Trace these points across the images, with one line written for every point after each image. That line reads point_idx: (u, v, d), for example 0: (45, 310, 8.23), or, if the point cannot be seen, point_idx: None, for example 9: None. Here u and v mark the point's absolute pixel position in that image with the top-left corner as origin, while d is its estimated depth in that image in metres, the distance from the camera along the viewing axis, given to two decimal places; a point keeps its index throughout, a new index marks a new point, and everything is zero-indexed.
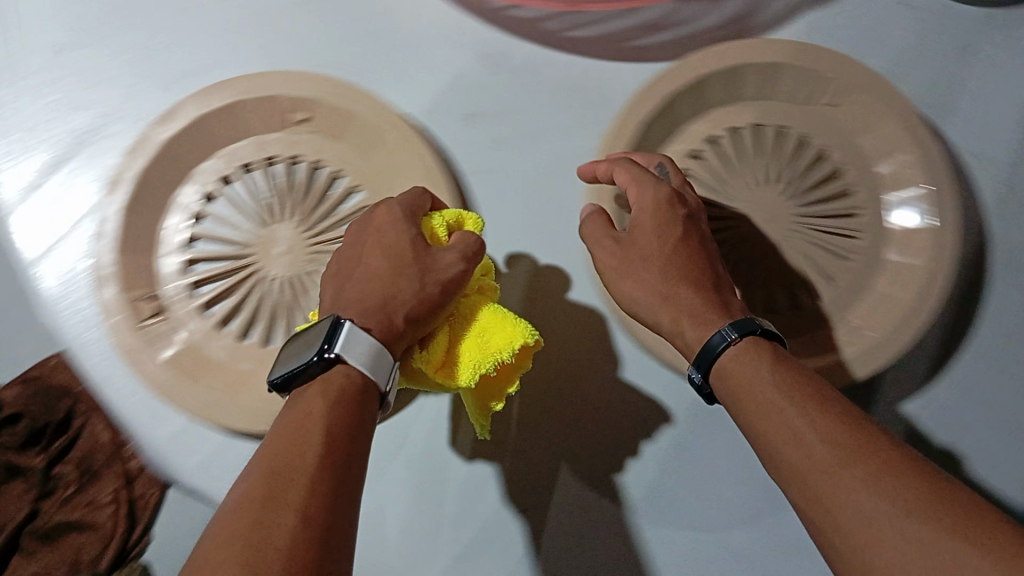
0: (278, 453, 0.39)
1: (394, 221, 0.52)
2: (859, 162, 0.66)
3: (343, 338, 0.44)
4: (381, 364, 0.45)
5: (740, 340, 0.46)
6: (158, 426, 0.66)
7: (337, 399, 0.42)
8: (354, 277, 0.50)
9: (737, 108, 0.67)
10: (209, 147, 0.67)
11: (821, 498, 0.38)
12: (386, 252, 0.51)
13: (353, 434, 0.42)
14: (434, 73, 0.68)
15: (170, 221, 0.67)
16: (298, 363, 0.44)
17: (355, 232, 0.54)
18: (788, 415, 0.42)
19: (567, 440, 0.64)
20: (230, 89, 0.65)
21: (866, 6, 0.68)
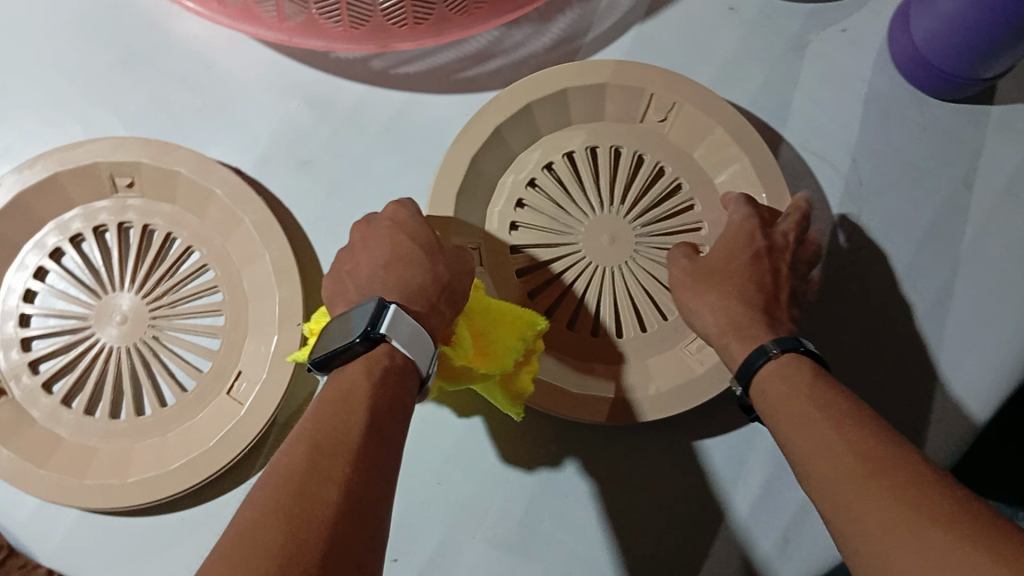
0: (330, 424, 0.38)
1: (418, 224, 0.53)
2: (695, 176, 0.65)
3: (387, 319, 0.44)
4: (421, 346, 0.45)
5: (781, 355, 0.48)
6: (13, 510, 0.64)
7: (386, 378, 0.42)
8: (373, 264, 0.50)
9: (568, 134, 0.66)
10: (37, 222, 0.65)
11: (846, 507, 0.38)
12: (399, 244, 0.51)
13: (395, 418, 0.41)
14: (262, 123, 0.67)
15: (1, 302, 0.65)
16: (340, 342, 0.43)
17: (360, 228, 0.53)
18: (820, 425, 0.42)
19: (437, 481, 0.64)
20: (51, 161, 0.63)
21: (687, 20, 0.69)
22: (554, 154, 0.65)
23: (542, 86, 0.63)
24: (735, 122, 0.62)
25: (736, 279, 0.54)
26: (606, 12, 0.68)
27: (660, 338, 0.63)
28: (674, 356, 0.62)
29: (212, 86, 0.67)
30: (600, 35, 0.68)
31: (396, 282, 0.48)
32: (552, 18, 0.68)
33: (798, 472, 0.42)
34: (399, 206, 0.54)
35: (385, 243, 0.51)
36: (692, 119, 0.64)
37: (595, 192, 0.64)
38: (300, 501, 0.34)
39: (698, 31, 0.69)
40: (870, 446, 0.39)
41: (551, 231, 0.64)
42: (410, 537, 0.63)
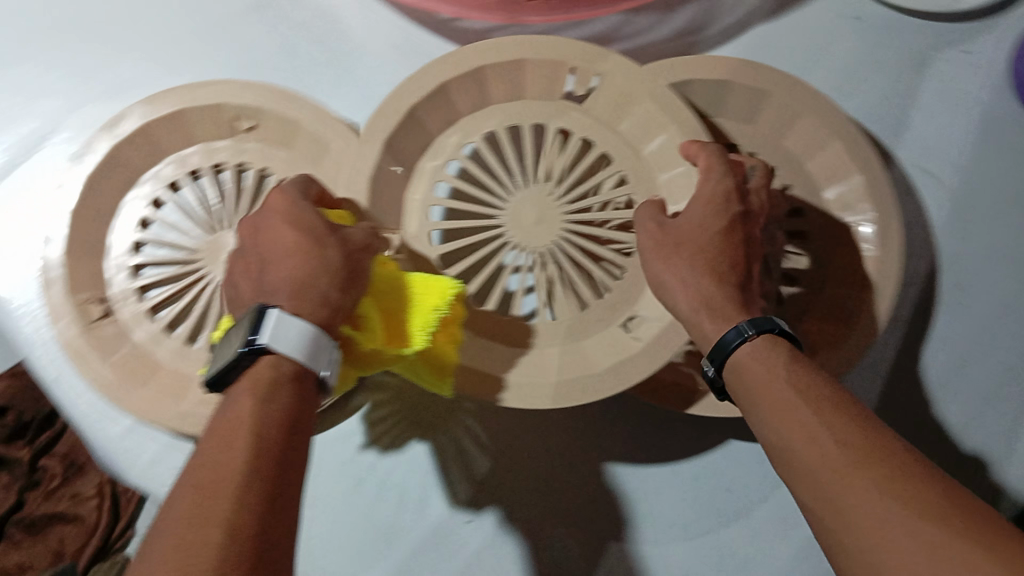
0: (214, 457, 0.37)
1: (253, 204, 0.50)
2: (809, 185, 0.66)
3: (262, 325, 0.43)
4: (315, 347, 0.44)
5: (756, 336, 0.48)
6: (104, 428, 0.66)
7: (264, 393, 0.41)
8: (268, 260, 0.47)
9: (530, 106, 0.61)
10: (157, 153, 0.67)
11: (830, 498, 0.39)
12: (296, 231, 0.48)
13: (286, 435, 0.40)
14: (382, 81, 0.69)
15: (117, 227, 0.67)
16: (228, 357, 0.43)
17: (230, 216, 0.50)
18: (802, 414, 0.43)
19: (525, 450, 0.67)
20: (174, 96, 0.65)
21: (810, 25, 0.69)
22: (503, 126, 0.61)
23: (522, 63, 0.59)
24: (679, 108, 0.58)
25: (712, 251, 0.52)
26: (732, 8, 0.68)
27: (588, 324, 0.57)
28: (614, 342, 0.56)
29: (336, 41, 0.69)
30: (723, 29, 0.68)
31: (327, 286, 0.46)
32: (676, 8, 0.68)
33: (778, 460, 0.43)
34: (273, 191, 0.51)
35: (268, 225, 0.48)
36: (627, 91, 0.59)
37: None
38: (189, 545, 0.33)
39: (820, 36, 0.69)
40: (852, 437, 0.40)
41: None
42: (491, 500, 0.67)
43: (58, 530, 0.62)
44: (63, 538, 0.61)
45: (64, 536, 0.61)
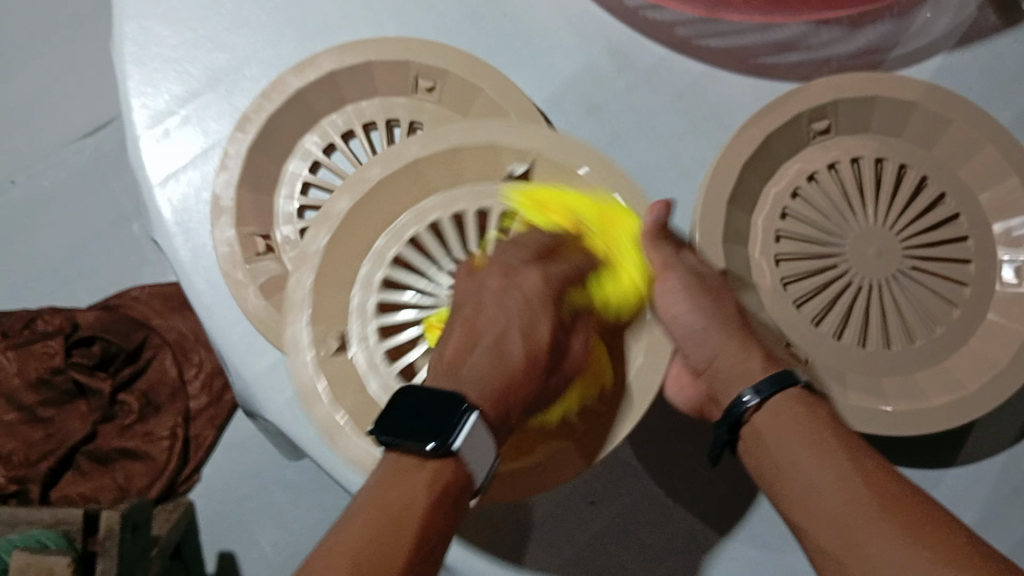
0: (399, 495, 0.43)
1: (544, 301, 0.54)
2: (980, 216, 0.65)
3: (459, 429, 0.45)
4: (479, 456, 0.46)
5: (776, 391, 0.51)
6: (253, 360, 0.68)
7: (443, 498, 0.44)
8: (486, 332, 0.53)
9: (480, 189, 0.58)
10: (339, 101, 0.68)
11: (861, 546, 0.44)
12: (523, 334, 0.53)
13: (443, 535, 0.44)
14: (563, 58, 0.70)
15: (290, 165, 0.69)
16: (412, 437, 0.44)
17: (465, 278, 0.56)
18: (828, 469, 0.47)
19: (654, 442, 0.68)
20: (369, 48, 0.66)
21: (995, 61, 0.69)
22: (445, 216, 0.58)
23: (397, 157, 0.56)
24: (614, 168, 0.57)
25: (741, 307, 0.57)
26: (918, 33, 0.69)
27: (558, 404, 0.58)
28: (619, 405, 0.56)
29: (523, 13, 0.70)
30: (907, 54, 0.69)
31: (495, 377, 0.50)
32: (862, 27, 0.70)
33: (803, 510, 0.48)
34: (529, 273, 0.55)
35: (508, 324, 0.53)
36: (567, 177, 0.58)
37: (871, 200, 0.64)
38: (384, 566, 0.40)
39: (1003, 74, 0.69)
40: (867, 482, 0.46)
41: (820, 229, 0.65)
42: (615, 485, 0.68)
43: (136, 463, 0.95)
44: (140, 470, 0.95)
45: (142, 468, 0.95)
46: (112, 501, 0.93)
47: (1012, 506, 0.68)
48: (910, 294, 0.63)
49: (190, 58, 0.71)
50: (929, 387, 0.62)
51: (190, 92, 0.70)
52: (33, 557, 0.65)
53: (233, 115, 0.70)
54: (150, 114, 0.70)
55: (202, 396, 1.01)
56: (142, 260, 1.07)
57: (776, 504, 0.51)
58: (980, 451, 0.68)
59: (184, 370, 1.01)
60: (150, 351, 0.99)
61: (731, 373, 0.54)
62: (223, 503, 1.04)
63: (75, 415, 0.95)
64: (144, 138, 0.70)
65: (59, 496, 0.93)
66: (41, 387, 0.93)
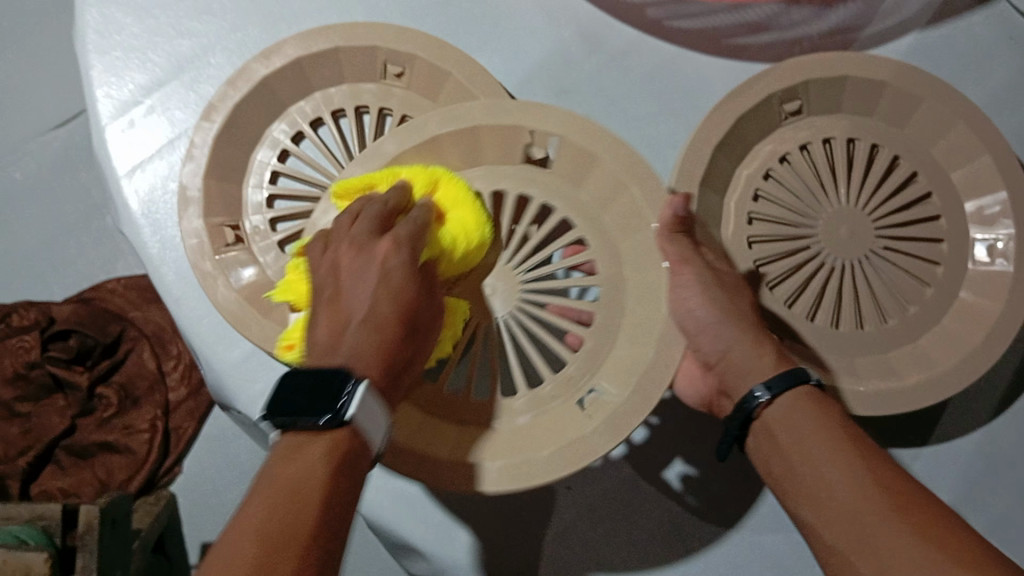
0: (297, 471, 0.42)
1: (402, 269, 0.50)
2: (953, 194, 0.65)
3: (346, 400, 0.44)
4: (374, 420, 0.45)
5: (791, 392, 0.52)
6: (226, 351, 0.68)
7: (343, 465, 0.43)
8: (355, 308, 0.49)
9: (497, 171, 0.59)
10: (307, 88, 0.67)
11: (870, 544, 0.45)
12: (382, 299, 0.48)
13: (346, 503, 0.43)
14: (533, 42, 0.69)
15: (259, 154, 0.68)
16: (306, 413, 0.44)
17: (329, 250, 0.51)
18: (836, 470, 0.48)
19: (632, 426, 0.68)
20: (336, 33, 0.65)
21: (965, 39, 0.69)
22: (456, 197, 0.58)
23: (374, 154, 0.56)
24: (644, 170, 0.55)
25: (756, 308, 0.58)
26: (890, 11, 0.69)
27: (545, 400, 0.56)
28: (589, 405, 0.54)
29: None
30: (878, 32, 0.69)
31: (374, 351, 0.47)
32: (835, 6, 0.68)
33: (810, 510, 0.49)
34: (383, 242, 0.50)
35: (368, 291, 0.49)
36: (578, 152, 0.57)
37: (844, 180, 0.64)
38: (291, 536, 0.39)
39: (974, 51, 0.69)
40: (876, 481, 0.47)
41: (793, 211, 0.64)
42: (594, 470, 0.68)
43: (117, 456, 0.95)
44: (122, 462, 0.95)
45: (123, 461, 0.95)
46: (93, 495, 0.93)
47: (987, 482, 0.69)
48: (883, 274, 0.64)
49: (153, 46, 0.70)
50: (905, 367, 0.62)
51: (155, 81, 0.69)
52: (8, 554, 0.63)
53: (198, 104, 0.69)
54: (114, 103, 0.69)
55: (181, 388, 1.00)
56: (115, 252, 1.06)
57: (784, 501, 0.51)
58: (955, 429, 0.69)
59: (162, 363, 0.99)
60: (127, 344, 0.98)
61: (747, 368, 0.55)
62: (205, 496, 1.03)
63: (52, 409, 0.93)
64: (109, 128, 0.69)
65: (38, 492, 0.92)
66: (17, 382, 0.92)
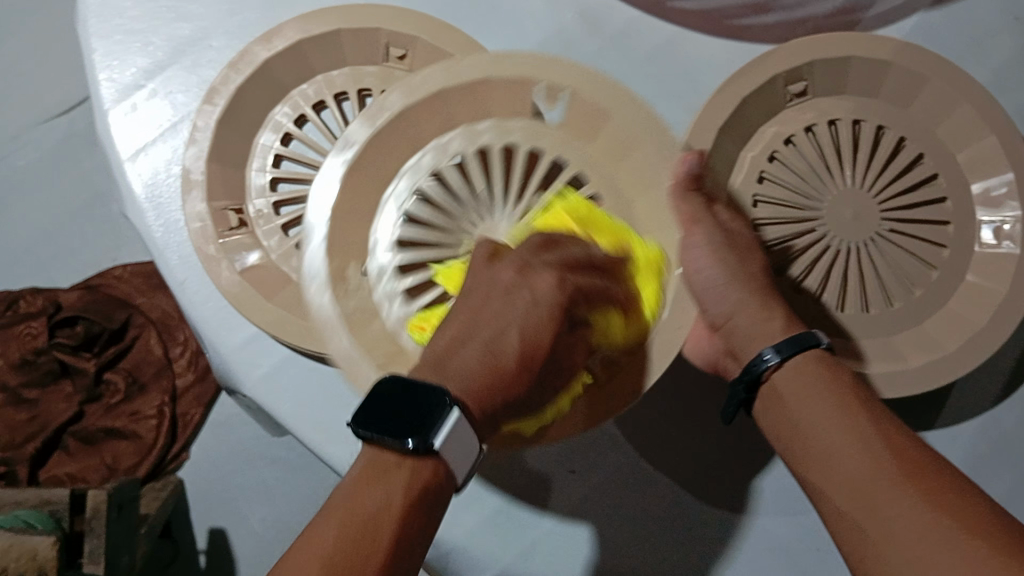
0: (376, 496, 0.41)
1: (551, 305, 0.50)
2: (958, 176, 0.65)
3: (439, 428, 0.42)
4: (464, 450, 0.45)
5: (803, 353, 0.51)
6: (228, 334, 0.68)
7: (422, 497, 0.42)
8: (484, 337, 0.49)
9: (475, 129, 0.56)
10: (310, 71, 0.67)
11: (877, 508, 0.43)
12: (522, 334, 0.49)
13: (416, 534, 0.42)
14: (535, 25, 0.69)
15: (261, 138, 0.68)
16: (392, 433, 0.42)
17: (480, 268, 0.52)
18: (844, 434, 0.47)
19: (635, 409, 0.68)
20: (337, 15, 0.64)
21: (973, 19, 0.69)
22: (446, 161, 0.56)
23: (383, 108, 0.54)
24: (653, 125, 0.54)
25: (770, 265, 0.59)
26: None
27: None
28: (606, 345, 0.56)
29: None
30: (884, 12, 0.69)
31: (477, 376, 0.47)
32: None
33: (817, 474, 0.48)
34: (544, 274, 0.51)
35: (508, 319, 0.49)
36: (588, 107, 0.55)
37: (848, 162, 0.64)
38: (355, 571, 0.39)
39: (982, 31, 0.69)
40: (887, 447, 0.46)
41: (798, 193, 0.64)
42: (597, 453, 0.68)
43: (124, 443, 0.95)
44: (129, 449, 0.95)
45: (130, 448, 0.95)
46: (100, 480, 0.93)
47: (994, 465, 0.68)
48: (888, 256, 0.63)
49: (155, 29, 0.69)
50: (909, 349, 0.62)
51: (157, 64, 0.69)
52: (15, 538, 0.62)
53: (200, 88, 0.69)
54: (116, 87, 0.69)
55: (187, 374, 1.00)
56: (120, 238, 1.06)
57: (791, 466, 0.51)
58: (960, 411, 0.68)
59: (168, 349, 0.99)
60: (134, 331, 0.98)
61: (750, 330, 0.55)
62: (211, 481, 1.03)
63: (59, 395, 0.94)
64: (111, 112, 0.69)
65: (47, 477, 0.93)
66: (26, 368, 0.93)
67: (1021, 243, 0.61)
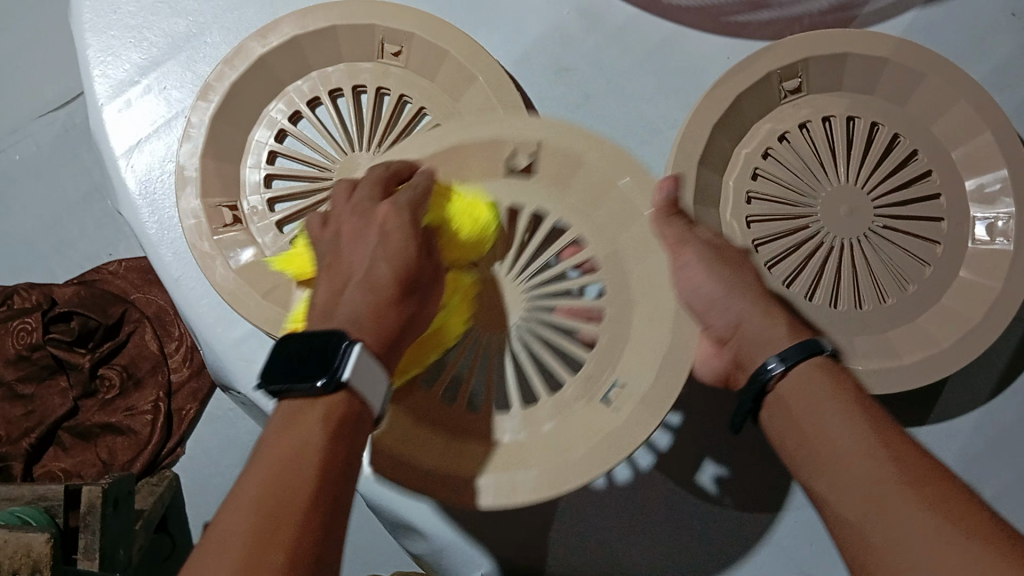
0: (297, 435, 0.40)
1: (411, 231, 0.49)
2: (952, 172, 0.65)
3: (346, 363, 0.41)
4: (372, 383, 0.43)
5: (808, 359, 0.49)
6: (223, 330, 0.68)
7: (342, 429, 0.41)
8: (350, 280, 0.47)
9: None
10: (306, 67, 0.67)
11: (887, 521, 0.42)
12: (389, 257, 0.48)
13: (349, 467, 0.40)
14: (531, 21, 0.69)
15: (256, 134, 0.68)
16: (297, 375, 0.41)
17: (326, 226, 0.51)
18: (851, 441, 0.45)
19: None
20: (333, 11, 0.64)
21: (970, 16, 0.69)
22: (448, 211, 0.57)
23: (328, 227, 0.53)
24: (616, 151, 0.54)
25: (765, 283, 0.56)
26: None
27: (563, 405, 0.55)
28: (581, 417, 0.54)
29: None
30: (879, 9, 0.69)
31: (370, 314, 0.45)
32: None
33: (822, 483, 0.46)
34: (384, 205, 0.49)
35: (371, 247, 0.48)
36: (564, 153, 0.55)
37: (842, 159, 0.64)
38: (290, 513, 0.36)
39: (978, 27, 0.69)
40: (893, 455, 0.44)
41: (792, 189, 0.64)
42: None
43: (120, 439, 0.95)
44: (124, 445, 0.95)
45: (126, 444, 0.95)
46: (96, 476, 0.93)
47: (987, 460, 0.69)
48: (881, 253, 0.63)
49: (149, 25, 0.69)
50: (907, 345, 0.62)
51: (151, 60, 0.69)
52: (9, 534, 0.61)
53: (194, 84, 0.69)
54: (111, 83, 0.69)
55: (183, 370, 1.00)
56: (114, 233, 1.06)
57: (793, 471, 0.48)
58: (954, 408, 0.69)
59: (164, 345, 0.99)
60: (129, 326, 0.97)
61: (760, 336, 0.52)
62: (207, 477, 1.03)
63: (55, 390, 0.94)
64: (105, 108, 0.69)
65: (41, 472, 0.93)
66: (20, 363, 0.92)
67: (1016, 240, 0.62)
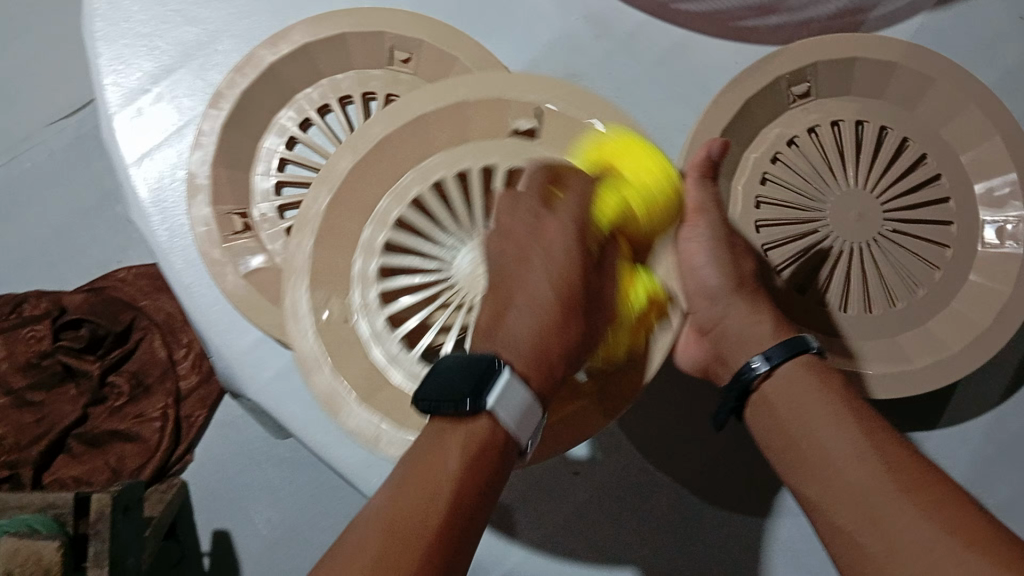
0: (432, 465, 0.42)
1: (564, 246, 0.51)
2: (960, 177, 0.65)
3: (493, 387, 0.44)
4: (527, 423, 0.46)
5: (785, 362, 0.52)
6: (235, 338, 0.68)
7: (477, 462, 0.43)
8: (523, 287, 0.51)
9: (427, 165, 0.56)
10: (315, 74, 0.67)
11: (873, 520, 0.44)
12: (551, 279, 0.51)
13: (478, 499, 0.43)
14: (541, 26, 0.69)
15: (267, 141, 0.68)
16: (447, 399, 0.44)
17: (505, 219, 0.52)
18: (830, 448, 0.48)
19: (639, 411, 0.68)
20: (343, 18, 0.65)
21: (977, 21, 0.69)
22: (450, 173, 0.55)
23: (331, 175, 0.54)
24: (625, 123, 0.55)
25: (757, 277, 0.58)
26: None
27: None
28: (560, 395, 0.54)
29: None
30: (888, 13, 0.69)
31: (532, 340, 0.48)
32: None
33: (810, 487, 0.48)
34: (561, 223, 0.51)
35: (533, 272, 0.51)
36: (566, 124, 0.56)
37: (851, 163, 0.64)
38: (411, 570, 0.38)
39: (987, 30, 0.69)
40: (881, 457, 0.46)
41: (801, 194, 0.64)
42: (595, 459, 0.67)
43: (129, 446, 0.95)
44: (132, 453, 0.95)
45: (134, 451, 0.95)
46: (105, 482, 0.93)
47: (1002, 465, 0.68)
48: (891, 257, 0.63)
49: (160, 33, 0.70)
50: (913, 349, 0.62)
51: (162, 69, 0.70)
52: (21, 541, 0.61)
53: (205, 92, 0.70)
54: (122, 91, 0.69)
55: (192, 376, 1.00)
56: (124, 241, 1.06)
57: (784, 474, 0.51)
58: (966, 411, 0.69)
59: (173, 351, 0.99)
60: (139, 333, 0.98)
61: (744, 330, 0.55)
62: (217, 481, 1.04)
63: (64, 398, 0.94)
64: (117, 116, 0.69)
65: (51, 479, 0.93)
66: (30, 370, 0.93)
67: None
